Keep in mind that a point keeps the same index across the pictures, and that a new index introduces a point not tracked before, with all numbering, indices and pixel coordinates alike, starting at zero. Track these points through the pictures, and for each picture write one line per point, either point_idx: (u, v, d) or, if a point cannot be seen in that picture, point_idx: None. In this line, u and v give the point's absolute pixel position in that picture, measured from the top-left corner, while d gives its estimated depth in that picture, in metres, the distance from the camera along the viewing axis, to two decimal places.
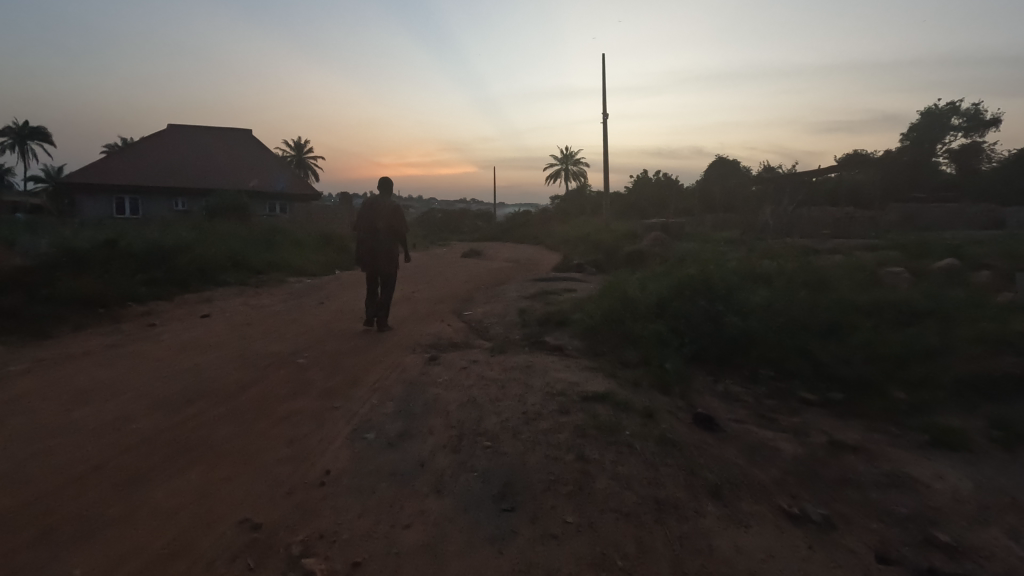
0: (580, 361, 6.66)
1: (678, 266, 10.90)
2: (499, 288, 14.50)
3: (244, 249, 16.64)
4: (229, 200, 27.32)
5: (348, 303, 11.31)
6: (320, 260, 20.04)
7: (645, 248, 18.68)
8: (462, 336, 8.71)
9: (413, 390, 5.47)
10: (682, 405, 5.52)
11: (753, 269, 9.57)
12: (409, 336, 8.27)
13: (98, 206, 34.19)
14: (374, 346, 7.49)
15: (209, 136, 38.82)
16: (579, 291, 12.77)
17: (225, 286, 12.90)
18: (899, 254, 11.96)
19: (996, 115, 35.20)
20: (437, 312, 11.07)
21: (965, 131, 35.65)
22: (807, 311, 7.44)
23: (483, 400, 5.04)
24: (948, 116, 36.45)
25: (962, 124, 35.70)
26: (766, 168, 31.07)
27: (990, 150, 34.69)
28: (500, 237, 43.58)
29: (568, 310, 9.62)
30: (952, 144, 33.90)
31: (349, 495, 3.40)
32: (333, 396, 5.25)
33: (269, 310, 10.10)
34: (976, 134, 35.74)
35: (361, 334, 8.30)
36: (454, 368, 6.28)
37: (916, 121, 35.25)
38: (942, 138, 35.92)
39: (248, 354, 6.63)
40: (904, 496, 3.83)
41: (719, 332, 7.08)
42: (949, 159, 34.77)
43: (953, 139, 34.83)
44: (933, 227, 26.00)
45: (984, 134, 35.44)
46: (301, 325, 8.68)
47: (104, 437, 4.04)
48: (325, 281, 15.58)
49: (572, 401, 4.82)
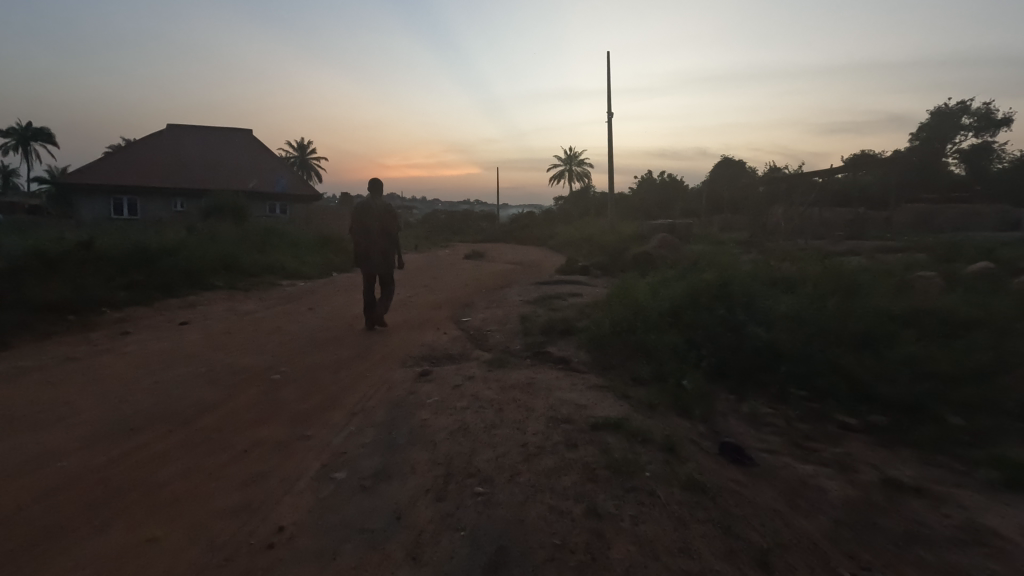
0: (588, 377, 6.01)
1: (691, 269, 10.21)
2: (501, 292, 13.84)
3: (236, 250, 16.02)
4: (226, 200, 26.79)
5: (340, 309, 10.69)
6: (316, 262, 19.42)
7: (651, 250, 17.98)
8: (459, 346, 8.04)
9: (399, 413, 4.81)
10: (706, 432, 4.86)
11: (772, 274, 8.89)
12: (401, 346, 7.63)
13: (95, 207, 33.74)
14: (362, 359, 6.85)
15: (209, 136, 38.34)
16: (584, 295, 12.09)
17: (212, 290, 12.25)
18: (924, 257, 11.24)
19: (1008, 115, 34.39)
20: (434, 318, 10.45)
21: (975, 131, 34.85)
22: (838, 321, 6.75)
23: (477, 427, 4.38)
24: (958, 115, 35.63)
25: (972, 124, 34.89)
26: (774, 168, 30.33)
27: (1001, 150, 33.86)
28: (502, 238, 42.97)
29: (573, 317, 8.96)
30: (963, 143, 33.10)
31: (301, 562, 2.76)
32: (305, 421, 4.60)
33: (254, 317, 9.48)
34: (987, 134, 34.91)
35: (350, 344, 7.66)
36: (448, 385, 5.63)
37: (926, 120, 34.45)
38: (953, 138, 35.15)
39: (218, 369, 5.98)
40: (988, 560, 3.16)
41: (741, 345, 6.42)
42: (958, 160, 33.96)
43: (964, 139, 34.03)
44: (947, 228, 25.24)
45: (996, 134, 34.65)
46: (285, 334, 8.06)
47: (22, 480, 3.44)
48: (319, 284, 14.96)
49: (580, 430, 4.15)
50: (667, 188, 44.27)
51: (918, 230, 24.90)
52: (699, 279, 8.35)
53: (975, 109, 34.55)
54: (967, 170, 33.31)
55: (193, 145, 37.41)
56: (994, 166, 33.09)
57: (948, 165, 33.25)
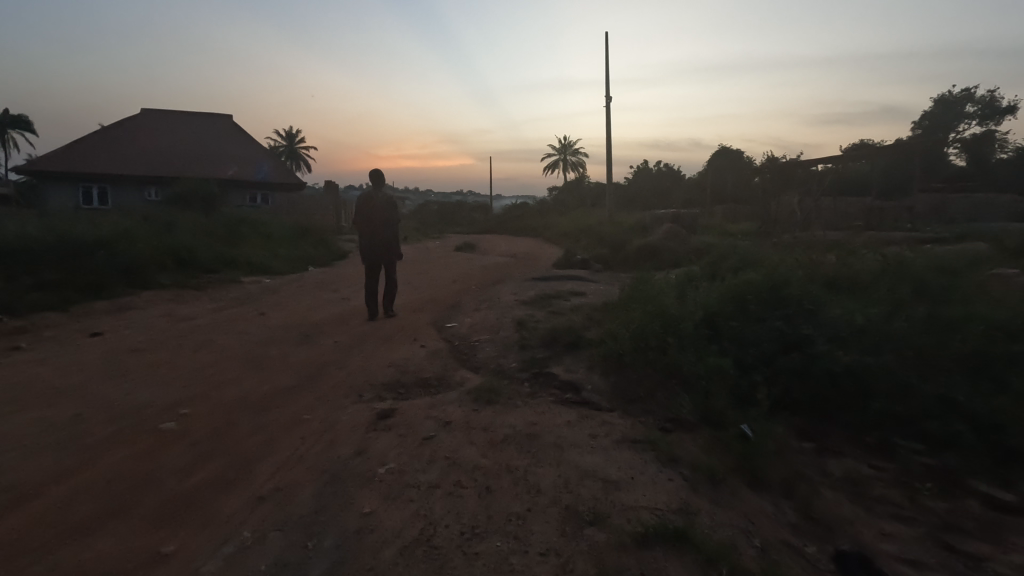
0: (612, 419, 4.40)
1: (718, 265, 8.62)
2: (493, 290, 12.15)
3: (196, 242, 14.28)
4: (197, 188, 24.92)
5: (301, 312, 9.01)
6: (291, 255, 17.66)
7: (656, 242, 16.33)
8: (439, 362, 6.44)
9: (334, 494, 3.19)
10: (799, 527, 3.27)
11: (826, 268, 7.24)
12: (366, 366, 5.95)
13: (63, 195, 31.65)
14: (307, 388, 5.18)
15: (187, 122, 36.23)
16: (589, 295, 10.48)
17: (157, 290, 10.55)
18: (983, 250, 9.58)
19: (1013, 103, 32.82)
20: (415, 324, 8.77)
21: (978, 119, 33.27)
22: (934, 336, 5.15)
23: (449, 532, 2.77)
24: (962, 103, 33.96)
25: (976, 112, 33.30)
26: (770, 157, 28.50)
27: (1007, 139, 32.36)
28: (496, 229, 41.17)
29: (583, 325, 7.31)
30: (968, 132, 31.57)
31: None
32: (178, 515, 2.99)
33: (191, 325, 7.78)
34: (991, 123, 33.34)
35: (298, 364, 5.96)
36: (415, 438, 3.96)
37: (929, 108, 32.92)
38: (955, 127, 33.61)
39: (92, 411, 4.33)
40: None
41: (813, 371, 4.85)
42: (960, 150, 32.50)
43: (968, 128, 32.51)
44: (961, 219, 23.66)
45: (1001, 123, 32.98)
46: (219, 351, 6.37)
47: None
48: (289, 281, 13.26)
49: (619, 551, 2.57)
50: (666, 178, 42.62)
51: (931, 221, 23.31)
52: (741, 277, 6.70)
53: (979, 97, 32.95)
54: (970, 160, 31.85)
55: (169, 130, 35.29)
56: (999, 155, 31.61)
57: (950, 155, 31.82)
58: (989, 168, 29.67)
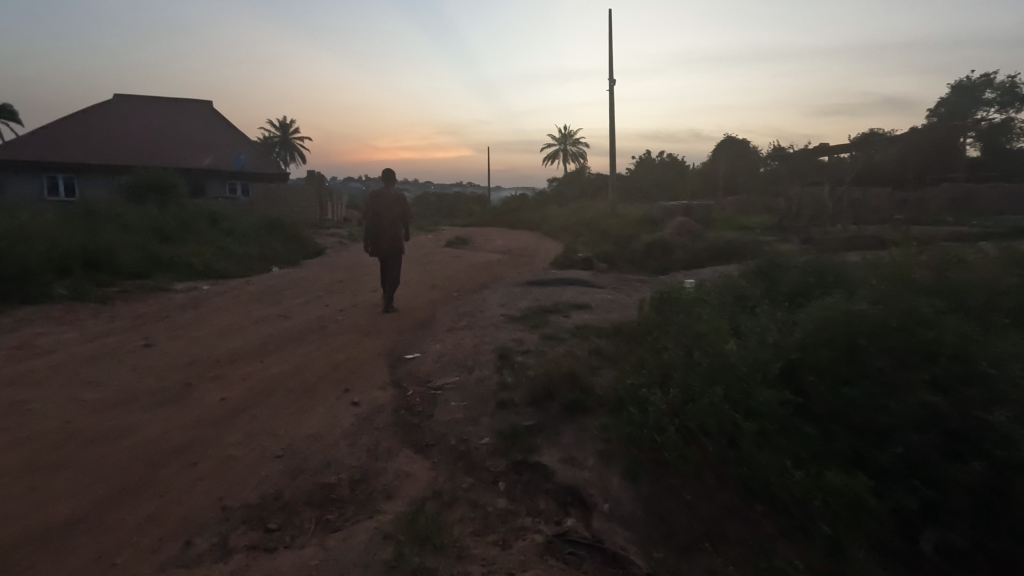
0: None
1: (770, 273, 6.30)
2: (476, 300, 9.75)
3: (126, 239, 11.91)
4: (151, 178, 22.40)
5: (208, 339, 6.69)
6: (253, 255, 15.25)
7: (667, 239, 13.91)
8: (369, 432, 4.17)
9: None
10: None
11: (946, 276, 4.83)
12: (236, 455, 3.65)
13: (23, 186, 29.01)
14: (92, 529, 2.91)
15: (161, 108, 33.59)
16: (596, 308, 8.24)
17: (45, 307, 8.26)
18: None
19: None
20: (359, 356, 6.36)
21: (998, 107, 30.60)
22: None
23: None
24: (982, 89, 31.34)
25: (996, 99, 30.59)
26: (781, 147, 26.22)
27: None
28: (491, 222, 38.65)
29: (591, 368, 4.94)
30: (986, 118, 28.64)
31: None
32: None
33: (26, 366, 5.39)
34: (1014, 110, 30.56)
35: (127, 449, 3.69)
36: None
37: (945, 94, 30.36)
38: (974, 113, 31.04)
39: None
40: None
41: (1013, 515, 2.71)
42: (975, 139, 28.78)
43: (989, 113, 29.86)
44: (993, 212, 21.13)
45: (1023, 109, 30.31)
46: (18, 421, 4.09)
47: None
48: (229, 289, 10.85)
49: None
50: (672, 168, 40.12)
51: (965, 214, 20.70)
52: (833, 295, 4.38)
53: (1000, 81, 30.20)
54: (982, 150, 28.41)
55: (142, 116, 32.73)
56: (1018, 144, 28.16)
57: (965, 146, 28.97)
58: (1011, 157, 27.06)
